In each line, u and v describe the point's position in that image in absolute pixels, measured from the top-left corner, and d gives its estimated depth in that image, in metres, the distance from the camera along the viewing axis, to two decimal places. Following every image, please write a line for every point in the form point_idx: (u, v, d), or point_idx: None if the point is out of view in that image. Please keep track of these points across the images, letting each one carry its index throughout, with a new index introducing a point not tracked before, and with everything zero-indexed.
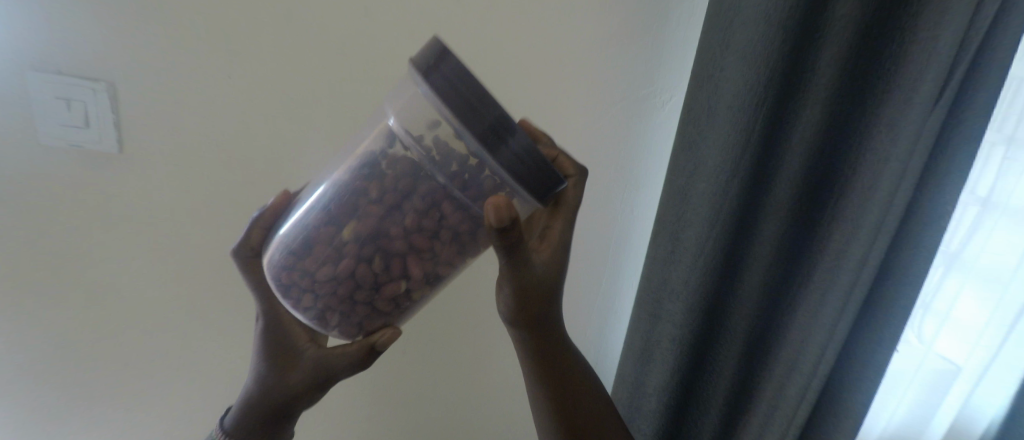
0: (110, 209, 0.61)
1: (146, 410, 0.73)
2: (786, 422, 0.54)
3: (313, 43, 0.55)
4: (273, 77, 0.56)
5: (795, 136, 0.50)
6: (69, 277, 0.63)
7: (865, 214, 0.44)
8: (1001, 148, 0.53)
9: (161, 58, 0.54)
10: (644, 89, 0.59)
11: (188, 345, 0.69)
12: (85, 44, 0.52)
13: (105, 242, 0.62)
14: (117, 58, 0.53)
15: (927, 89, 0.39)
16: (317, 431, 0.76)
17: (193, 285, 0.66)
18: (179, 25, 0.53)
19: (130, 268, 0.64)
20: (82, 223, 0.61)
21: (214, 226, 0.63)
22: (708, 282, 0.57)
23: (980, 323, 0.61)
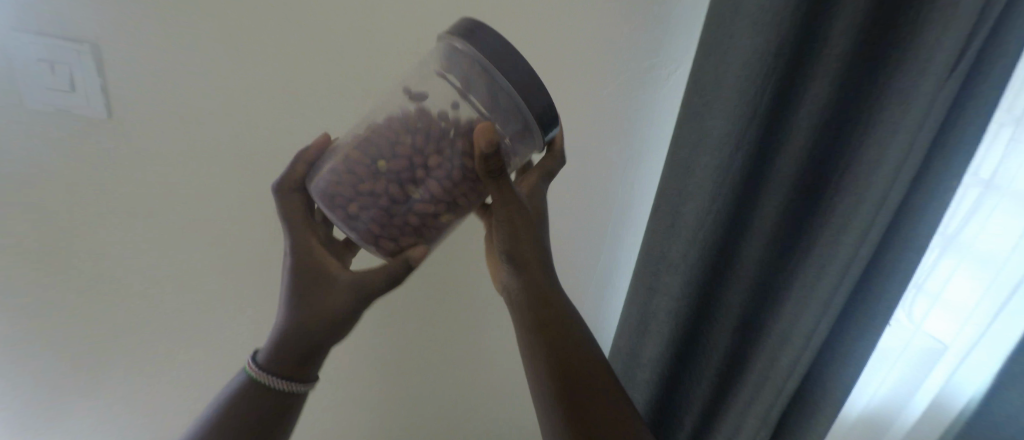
0: (101, 176, 0.60)
1: (154, 370, 0.75)
2: (777, 393, 0.56)
3: (305, 4, 0.52)
4: (265, 42, 0.54)
5: (801, 110, 0.49)
6: (65, 243, 0.63)
7: (869, 190, 0.44)
8: (1008, 129, 0.52)
9: (146, 17, 0.51)
10: (649, 59, 0.57)
11: (190, 309, 0.71)
12: (65, 1, 0.50)
13: (99, 209, 0.62)
14: (100, 17, 0.51)
15: (942, 63, 0.38)
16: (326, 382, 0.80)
17: (191, 251, 0.66)
18: None
19: (127, 236, 0.64)
20: (73, 189, 0.60)
21: (211, 194, 0.62)
22: (706, 256, 0.57)
23: (970, 304, 0.61)
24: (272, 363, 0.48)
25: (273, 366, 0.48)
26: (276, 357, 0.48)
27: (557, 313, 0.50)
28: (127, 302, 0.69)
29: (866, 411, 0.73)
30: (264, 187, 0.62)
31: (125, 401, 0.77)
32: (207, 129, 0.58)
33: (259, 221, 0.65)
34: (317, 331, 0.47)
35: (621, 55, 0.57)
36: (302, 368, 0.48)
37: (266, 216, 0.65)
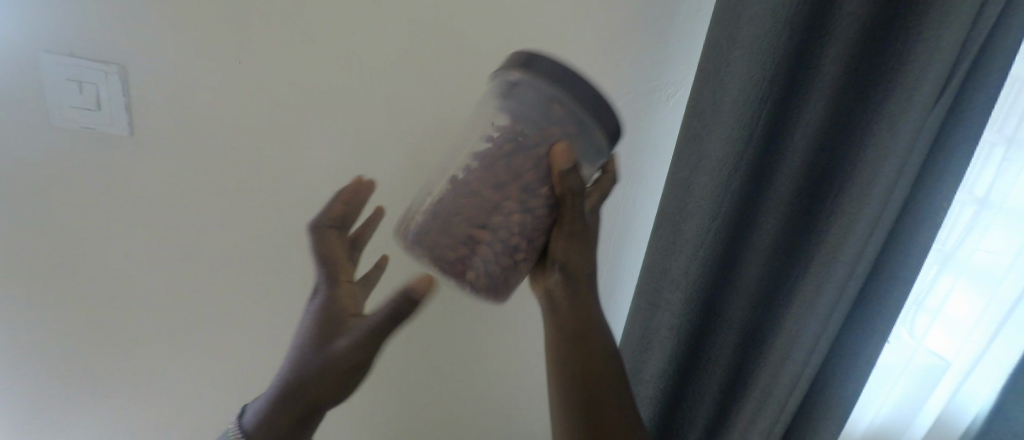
0: (121, 191, 0.62)
1: (160, 384, 0.76)
2: (778, 408, 0.56)
3: (322, 29, 0.55)
4: (283, 65, 0.56)
5: (797, 131, 0.51)
6: (82, 256, 0.65)
7: (862, 209, 0.45)
8: (1000, 149, 0.54)
9: (172, 41, 0.54)
10: (650, 81, 0.59)
11: (200, 324, 0.72)
12: (95, 27, 0.52)
13: (117, 223, 0.64)
14: (128, 41, 0.54)
15: (928, 88, 0.40)
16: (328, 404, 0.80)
17: (203, 266, 0.68)
18: (188, 9, 0.53)
19: (142, 249, 0.66)
20: (92, 204, 0.62)
21: (225, 210, 0.64)
22: (707, 273, 0.58)
23: (971, 320, 0.62)
24: (270, 425, 0.45)
25: (271, 427, 0.45)
26: (265, 424, 0.45)
27: (597, 346, 0.48)
28: (138, 314, 0.70)
29: (870, 430, 0.73)
30: (278, 202, 0.64)
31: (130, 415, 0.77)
32: (223, 146, 0.60)
33: (271, 235, 0.67)
34: (321, 395, 0.44)
35: (621, 79, 0.59)
36: (298, 433, 0.45)
37: (278, 231, 0.66)
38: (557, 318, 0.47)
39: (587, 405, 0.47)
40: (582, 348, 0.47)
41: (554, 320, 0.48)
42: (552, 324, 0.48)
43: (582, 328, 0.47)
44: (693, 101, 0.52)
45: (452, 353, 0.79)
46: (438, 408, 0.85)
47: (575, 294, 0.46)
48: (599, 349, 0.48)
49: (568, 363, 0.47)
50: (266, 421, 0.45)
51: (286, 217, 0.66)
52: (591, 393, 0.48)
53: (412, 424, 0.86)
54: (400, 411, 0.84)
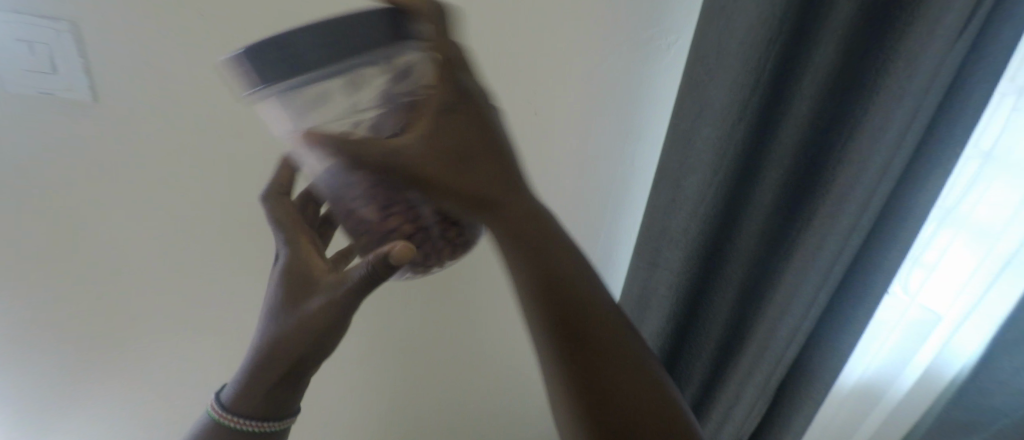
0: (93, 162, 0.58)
1: (160, 353, 0.76)
2: (774, 358, 0.57)
3: None
4: (247, 17, 0.51)
5: (806, 78, 0.48)
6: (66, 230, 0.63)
7: (871, 157, 0.43)
8: (1012, 98, 0.51)
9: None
10: (648, 30, 0.55)
11: (191, 296, 0.71)
12: None
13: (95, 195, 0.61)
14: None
15: (952, 20, 0.37)
16: (331, 372, 0.81)
17: (187, 240, 0.66)
18: None
19: (122, 221, 0.63)
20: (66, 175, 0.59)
21: (202, 181, 0.61)
22: (707, 230, 0.57)
23: (968, 273, 0.62)
24: (253, 394, 0.47)
25: (252, 396, 0.47)
26: (247, 390, 0.47)
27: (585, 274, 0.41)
28: (128, 287, 0.69)
29: (858, 384, 0.74)
30: (254, 171, 0.61)
31: (135, 382, 0.79)
32: (195, 111, 0.56)
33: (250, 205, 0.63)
34: (298, 352, 0.46)
35: (619, 27, 0.55)
36: (281, 399, 0.48)
37: (259, 200, 0.63)
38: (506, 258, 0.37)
39: (593, 347, 0.35)
40: (555, 298, 0.36)
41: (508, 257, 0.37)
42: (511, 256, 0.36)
43: (538, 252, 0.36)
44: (696, 47, 0.49)
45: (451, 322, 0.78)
46: (439, 375, 0.85)
47: (513, 194, 0.36)
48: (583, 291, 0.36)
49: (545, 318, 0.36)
50: (248, 393, 0.47)
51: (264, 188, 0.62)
52: (581, 335, 0.35)
53: (410, 390, 0.86)
54: (396, 378, 0.84)
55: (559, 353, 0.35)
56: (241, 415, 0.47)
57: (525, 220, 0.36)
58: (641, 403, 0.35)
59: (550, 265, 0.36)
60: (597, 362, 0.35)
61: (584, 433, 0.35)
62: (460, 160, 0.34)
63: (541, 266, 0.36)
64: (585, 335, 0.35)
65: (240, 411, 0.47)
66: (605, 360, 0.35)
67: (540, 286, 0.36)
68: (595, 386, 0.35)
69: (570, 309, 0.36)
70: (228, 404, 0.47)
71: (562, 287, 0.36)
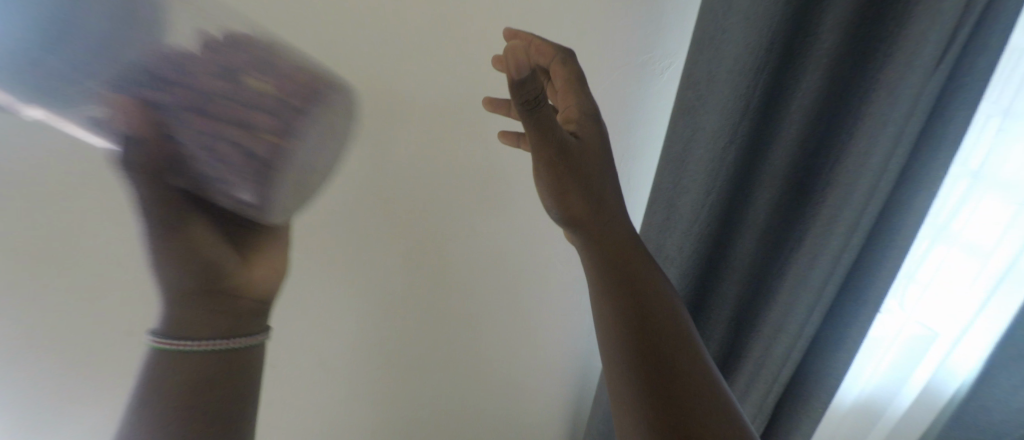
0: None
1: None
2: (772, 378, 0.57)
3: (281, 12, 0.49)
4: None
5: (793, 103, 0.50)
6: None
7: (858, 181, 0.45)
8: (996, 119, 0.53)
9: None
10: (643, 55, 0.57)
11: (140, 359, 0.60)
12: None
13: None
14: None
15: (929, 51, 0.39)
16: (323, 416, 0.76)
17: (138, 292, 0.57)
18: None
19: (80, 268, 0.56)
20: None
21: None
22: (702, 248, 0.58)
23: (962, 289, 0.63)
24: (202, 371, 0.44)
25: (196, 367, 0.44)
26: (186, 364, 0.44)
27: (618, 232, 0.45)
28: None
29: (858, 400, 0.75)
30: None
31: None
32: None
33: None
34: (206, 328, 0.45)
35: (614, 57, 0.56)
36: (229, 375, 0.46)
37: None
38: (576, 233, 0.45)
39: (641, 313, 0.42)
40: (612, 266, 0.43)
41: (583, 238, 0.45)
42: (559, 209, 0.44)
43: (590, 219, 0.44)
44: (689, 72, 0.50)
45: (448, 349, 0.76)
46: (436, 410, 0.81)
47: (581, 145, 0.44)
48: (642, 266, 0.44)
49: (609, 277, 0.43)
50: (190, 373, 0.44)
51: None
52: (636, 291, 0.43)
53: (407, 428, 0.81)
54: (384, 414, 0.79)
55: (624, 316, 0.42)
56: (186, 348, 0.44)
57: (606, 213, 0.45)
58: (693, 379, 0.40)
59: (615, 244, 0.44)
60: (653, 332, 0.41)
61: (632, 391, 0.39)
62: (586, 169, 0.44)
63: (607, 245, 0.44)
64: (641, 295, 0.43)
65: (196, 344, 0.44)
66: (659, 327, 0.42)
67: (607, 253, 0.44)
68: (657, 354, 0.40)
69: (629, 269, 0.44)
70: (174, 337, 0.44)
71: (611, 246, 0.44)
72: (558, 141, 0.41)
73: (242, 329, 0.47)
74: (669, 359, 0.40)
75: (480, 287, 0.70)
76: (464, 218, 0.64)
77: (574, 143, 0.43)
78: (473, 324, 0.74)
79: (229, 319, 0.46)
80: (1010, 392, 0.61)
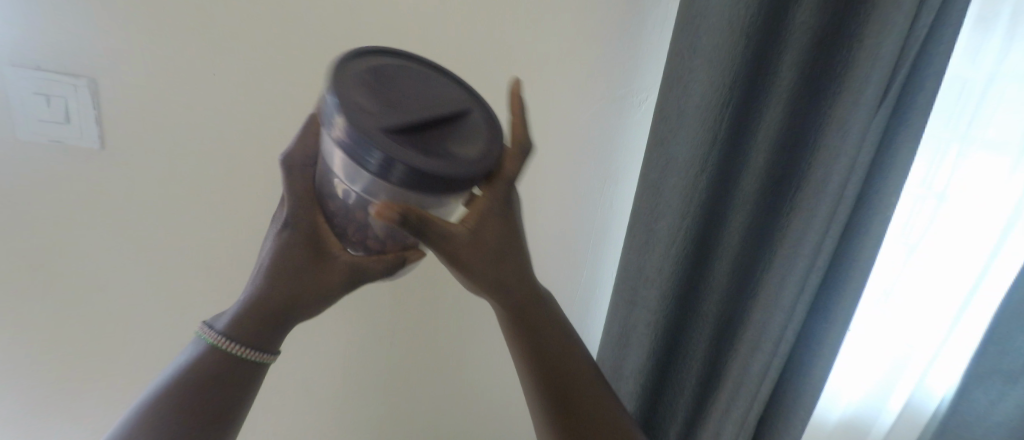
0: (83, 206, 0.57)
1: (110, 406, 0.70)
2: (751, 395, 0.59)
3: (286, 49, 0.53)
4: (254, 65, 0.53)
5: (759, 134, 0.54)
6: (31, 299, 0.61)
7: (818, 207, 0.49)
8: (956, 145, 0.57)
9: (108, 67, 0.51)
10: (620, 89, 0.61)
11: (161, 356, 0.68)
12: (35, 55, 0.49)
13: (74, 239, 0.59)
14: (67, 68, 0.50)
15: (872, 90, 0.43)
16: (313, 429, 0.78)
17: (163, 295, 0.65)
18: (140, 42, 0.51)
19: (97, 281, 0.62)
20: (30, 238, 0.58)
21: (184, 235, 0.61)
22: (680, 270, 0.60)
23: (932, 308, 0.66)
24: (213, 363, 0.37)
25: (221, 362, 0.37)
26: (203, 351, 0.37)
27: (553, 331, 0.43)
28: (98, 331, 0.65)
29: (841, 422, 0.77)
30: (240, 224, 0.62)
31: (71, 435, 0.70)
32: (190, 154, 0.57)
33: (232, 243, 0.63)
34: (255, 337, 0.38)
35: (594, 89, 0.60)
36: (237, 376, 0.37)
37: (242, 247, 0.64)
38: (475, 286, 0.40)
39: (568, 424, 0.42)
40: (551, 373, 0.42)
41: (522, 347, 0.42)
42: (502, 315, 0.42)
43: (531, 325, 0.41)
44: (661, 104, 0.53)
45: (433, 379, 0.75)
46: None
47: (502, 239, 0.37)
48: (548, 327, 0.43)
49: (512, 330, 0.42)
50: (195, 367, 0.37)
51: (252, 238, 0.63)
52: (559, 380, 0.42)
53: None
54: None
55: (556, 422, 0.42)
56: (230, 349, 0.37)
57: (513, 286, 0.40)
58: None
59: (559, 353, 0.43)
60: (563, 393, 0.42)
61: None
62: (505, 278, 0.39)
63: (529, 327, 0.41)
64: (574, 390, 0.43)
65: (231, 346, 0.37)
66: (585, 424, 0.43)
67: (542, 365, 0.42)
68: (568, 425, 0.42)
69: (563, 386, 0.42)
70: (222, 333, 0.37)
71: (553, 355, 0.42)
72: (461, 259, 0.36)
73: (259, 344, 0.38)
74: (581, 429, 0.42)
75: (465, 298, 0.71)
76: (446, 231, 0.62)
77: (470, 249, 0.36)
78: (458, 348, 0.73)
79: (263, 327, 0.38)
80: (989, 407, 0.62)
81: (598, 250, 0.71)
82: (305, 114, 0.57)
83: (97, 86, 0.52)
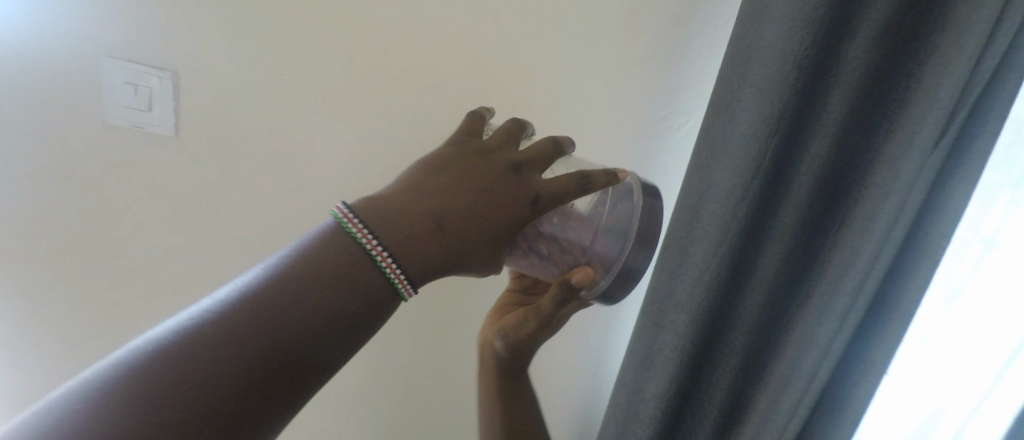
0: (151, 186, 0.63)
1: None
2: (778, 431, 0.58)
3: (347, 53, 0.57)
4: (317, 67, 0.57)
5: (804, 166, 0.53)
6: (100, 264, 0.67)
7: (864, 243, 0.48)
8: (1008, 190, 0.55)
9: (190, 62, 0.57)
10: (662, 111, 0.61)
11: None
12: (134, 49, 0.56)
13: (141, 215, 0.64)
14: (157, 61, 0.56)
15: (929, 130, 0.43)
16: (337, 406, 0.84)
17: (202, 277, 0.67)
18: (221, 42, 0.56)
19: (153, 256, 0.67)
20: (107, 210, 0.64)
21: (229, 221, 0.65)
22: (713, 296, 0.59)
23: (975, 358, 0.63)
24: (308, 280, 0.34)
25: (311, 281, 0.34)
26: (283, 280, 0.33)
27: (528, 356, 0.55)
28: (147, 304, 0.70)
29: None
30: (278, 217, 0.64)
31: None
32: (248, 146, 0.61)
33: (269, 235, 0.65)
34: (406, 241, 0.36)
35: (636, 110, 0.61)
36: (279, 365, 0.32)
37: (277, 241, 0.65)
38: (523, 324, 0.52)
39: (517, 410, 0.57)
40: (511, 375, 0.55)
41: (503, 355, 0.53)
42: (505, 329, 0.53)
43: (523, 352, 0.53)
44: (705, 129, 0.54)
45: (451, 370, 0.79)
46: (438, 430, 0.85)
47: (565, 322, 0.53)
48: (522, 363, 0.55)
49: (498, 350, 0.54)
50: (288, 281, 0.34)
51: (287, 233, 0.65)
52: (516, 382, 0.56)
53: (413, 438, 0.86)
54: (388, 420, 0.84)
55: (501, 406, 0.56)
56: (360, 239, 0.35)
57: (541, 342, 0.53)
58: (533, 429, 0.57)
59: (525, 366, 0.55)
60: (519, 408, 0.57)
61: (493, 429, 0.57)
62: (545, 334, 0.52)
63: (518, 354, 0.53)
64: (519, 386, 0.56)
65: (370, 242, 0.35)
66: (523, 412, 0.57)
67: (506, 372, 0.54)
68: (513, 411, 0.56)
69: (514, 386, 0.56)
70: (353, 219, 0.36)
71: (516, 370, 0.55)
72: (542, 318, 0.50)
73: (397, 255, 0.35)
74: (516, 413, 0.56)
75: (489, 303, 0.72)
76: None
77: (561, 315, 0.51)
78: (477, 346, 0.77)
79: (410, 236, 0.36)
80: None
81: None
82: (355, 115, 0.59)
83: (178, 79, 0.57)
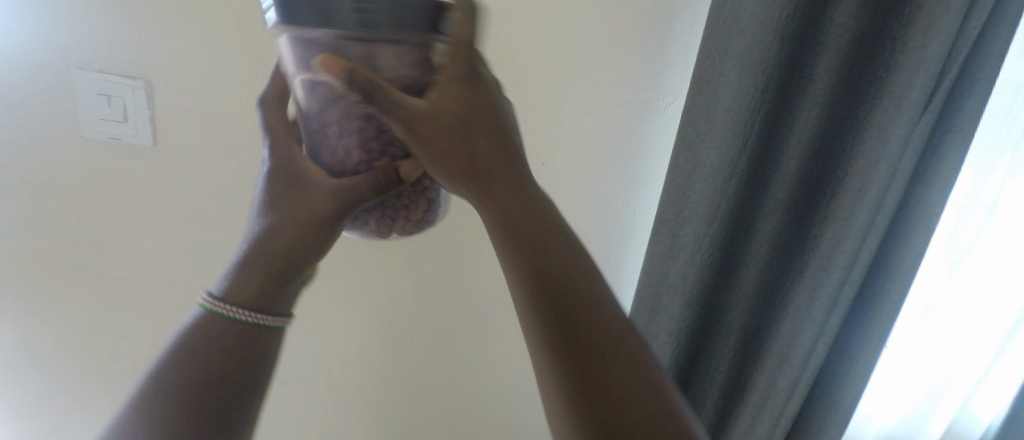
0: (135, 198, 0.62)
1: None
2: (778, 408, 0.57)
3: None
4: None
5: (791, 140, 0.52)
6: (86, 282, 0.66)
7: (855, 213, 0.47)
8: (1009, 153, 0.54)
9: (161, 70, 0.55)
10: (645, 92, 0.60)
11: None
12: (103, 59, 0.54)
13: (127, 228, 0.64)
14: (127, 70, 0.55)
15: (915, 94, 0.42)
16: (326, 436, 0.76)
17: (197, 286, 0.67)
18: (191, 47, 0.55)
19: (143, 268, 0.66)
20: (91, 225, 0.63)
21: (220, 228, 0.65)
22: (706, 277, 0.59)
23: (981, 328, 0.62)
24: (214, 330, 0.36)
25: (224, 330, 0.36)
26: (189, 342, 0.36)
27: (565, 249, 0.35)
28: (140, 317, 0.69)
29: None
30: None
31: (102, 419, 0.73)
32: (229, 151, 0.60)
33: None
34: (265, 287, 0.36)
35: (619, 92, 0.60)
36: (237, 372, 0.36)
37: None
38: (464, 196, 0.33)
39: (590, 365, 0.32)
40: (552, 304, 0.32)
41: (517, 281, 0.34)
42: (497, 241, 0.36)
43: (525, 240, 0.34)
44: (689, 108, 0.52)
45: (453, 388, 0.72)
46: None
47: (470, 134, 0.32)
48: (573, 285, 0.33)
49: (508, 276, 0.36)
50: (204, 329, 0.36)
51: None
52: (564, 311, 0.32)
53: None
54: None
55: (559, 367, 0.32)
56: (233, 314, 0.36)
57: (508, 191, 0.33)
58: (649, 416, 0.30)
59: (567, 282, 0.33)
60: (597, 379, 0.31)
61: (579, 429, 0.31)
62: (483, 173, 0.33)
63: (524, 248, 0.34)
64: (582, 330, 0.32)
65: (239, 311, 0.36)
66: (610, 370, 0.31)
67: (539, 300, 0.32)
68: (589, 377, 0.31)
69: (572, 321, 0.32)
70: (222, 299, 0.36)
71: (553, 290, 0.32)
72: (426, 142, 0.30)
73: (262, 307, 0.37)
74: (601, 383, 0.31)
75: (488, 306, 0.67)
76: (467, 228, 0.62)
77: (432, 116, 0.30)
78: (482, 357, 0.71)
79: (268, 285, 0.36)
80: None
81: (619, 254, 0.70)
82: None
83: (151, 88, 0.56)
